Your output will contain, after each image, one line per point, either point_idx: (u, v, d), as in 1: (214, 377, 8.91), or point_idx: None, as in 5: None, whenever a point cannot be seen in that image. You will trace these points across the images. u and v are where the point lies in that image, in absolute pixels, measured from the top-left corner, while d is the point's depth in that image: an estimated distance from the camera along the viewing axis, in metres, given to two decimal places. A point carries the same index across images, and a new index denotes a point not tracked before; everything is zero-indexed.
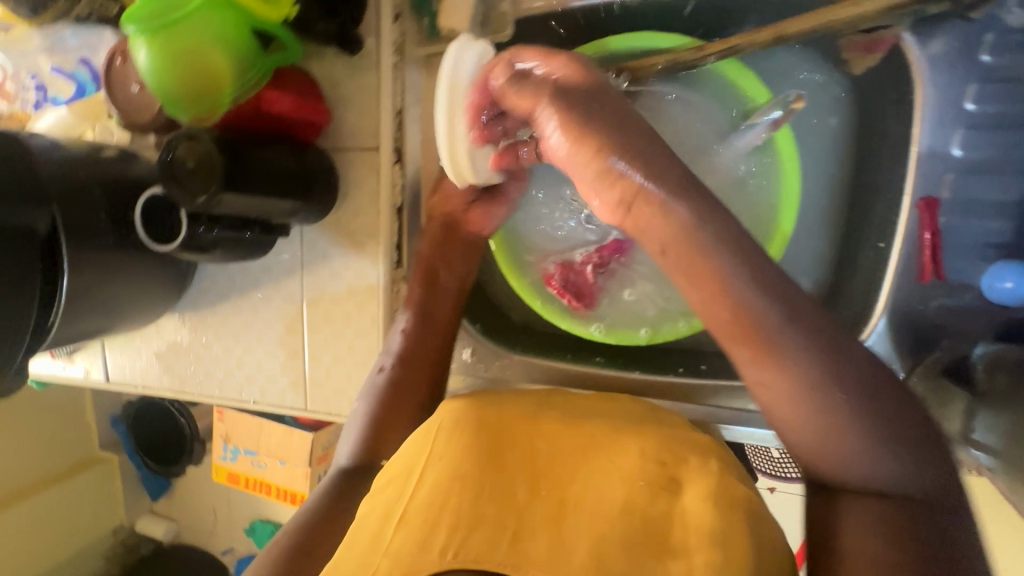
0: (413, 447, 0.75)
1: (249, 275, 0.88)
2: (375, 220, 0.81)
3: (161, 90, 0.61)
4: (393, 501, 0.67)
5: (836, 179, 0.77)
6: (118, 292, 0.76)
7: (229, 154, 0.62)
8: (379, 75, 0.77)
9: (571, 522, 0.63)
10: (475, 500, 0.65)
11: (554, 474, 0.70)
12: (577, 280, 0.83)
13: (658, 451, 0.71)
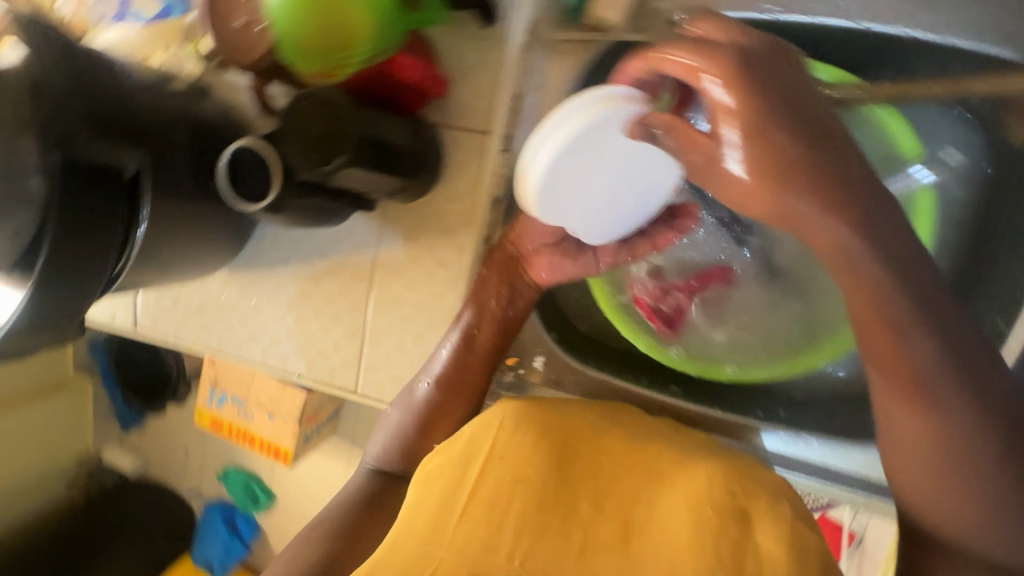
0: (472, 437, 0.71)
1: (316, 243, 0.82)
2: (470, 209, 0.76)
3: (286, 35, 0.55)
4: (447, 497, 0.65)
5: None
6: (183, 245, 0.69)
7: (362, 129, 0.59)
8: (506, 55, 0.70)
9: (636, 551, 0.60)
10: (538, 512, 0.63)
11: (619, 489, 0.66)
12: (669, 305, 0.78)
13: (730, 474, 0.65)
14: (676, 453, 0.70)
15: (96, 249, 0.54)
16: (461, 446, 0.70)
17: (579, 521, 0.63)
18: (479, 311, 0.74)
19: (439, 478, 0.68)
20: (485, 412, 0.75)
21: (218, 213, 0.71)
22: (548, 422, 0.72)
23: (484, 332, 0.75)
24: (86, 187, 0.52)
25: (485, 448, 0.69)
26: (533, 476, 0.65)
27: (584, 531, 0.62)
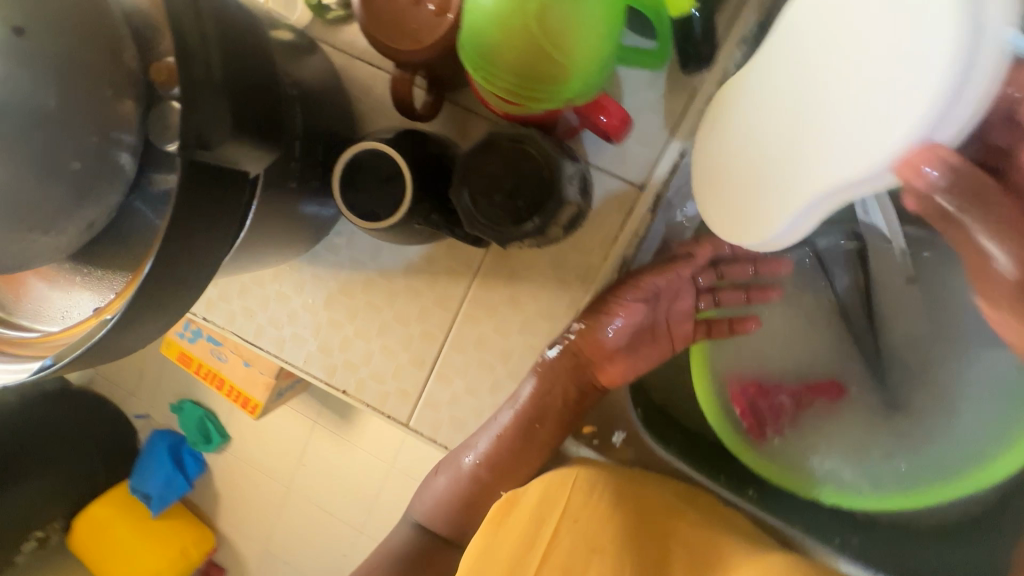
0: (542, 490, 0.63)
1: (402, 256, 0.71)
2: (593, 264, 0.66)
3: (483, 46, 0.43)
4: (520, 551, 0.59)
5: None
6: (268, 244, 0.56)
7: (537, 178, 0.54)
8: (687, 105, 0.60)
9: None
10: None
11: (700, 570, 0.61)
12: (767, 404, 0.73)
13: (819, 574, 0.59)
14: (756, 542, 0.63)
15: (197, 269, 0.38)
16: (532, 498, 0.63)
17: None
18: (537, 412, 0.68)
19: (507, 531, 0.61)
20: (547, 475, 0.66)
21: (309, 209, 0.58)
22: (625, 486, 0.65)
23: (545, 428, 0.69)
24: (207, 196, 0.36)
25: (560, 510, 0.62)
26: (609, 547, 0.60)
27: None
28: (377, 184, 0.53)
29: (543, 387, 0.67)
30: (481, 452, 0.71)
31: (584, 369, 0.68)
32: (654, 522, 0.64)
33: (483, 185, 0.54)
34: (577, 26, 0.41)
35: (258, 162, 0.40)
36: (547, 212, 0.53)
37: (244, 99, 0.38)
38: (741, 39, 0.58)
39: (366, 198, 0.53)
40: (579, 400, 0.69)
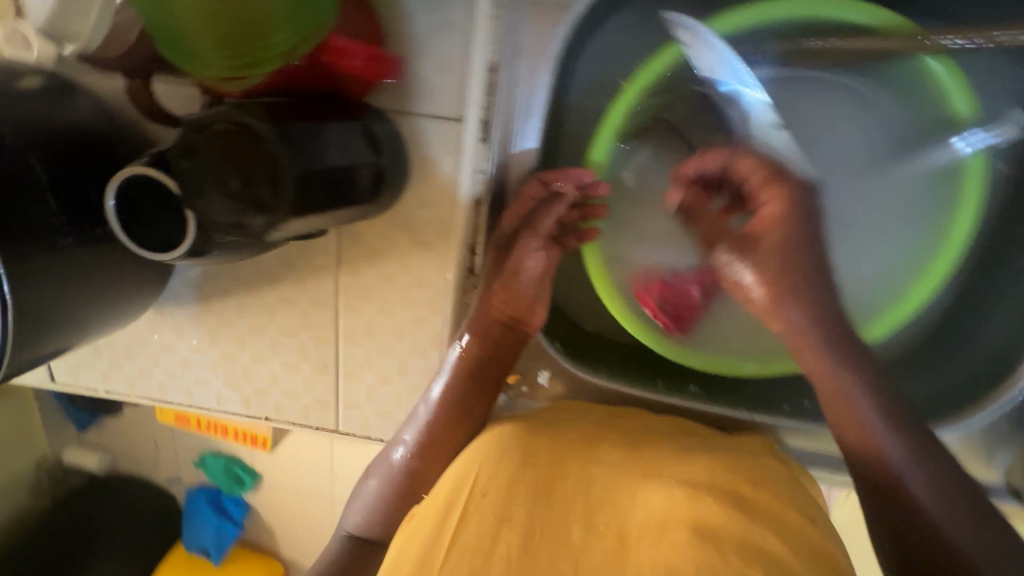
0: (456, 469, 0.65)
1: (259, 268, 0.66)
2: (447, 218, 0.61)
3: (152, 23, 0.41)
4: (435, 530, 0.60)
5: None
6: (80, 305, 0.53)
7: (302, 154, 0.44)
8: (476, 11, 0.52)
9: (632, 560, 0.60)
10: (526, 539, 0.60)
11: (604, 501, 0.65)
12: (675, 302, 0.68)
13: (716, 481, 0.67)
14: (676, 457, 0.70)
15: None
16: (452, 479, 0.64)
17: (568, 556, 0.60)
18: (474, 386, 0.66)
19: (421, 517, 0.63)
20: (467, 447, 0.68)
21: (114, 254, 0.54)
22: (530, 439, 0.69)
23: (478, 401, 0.67)
24: None
25: (471, 483, 0.63)
26: (520, 510, 0.62)
27: (577, 554, 0.60)
28: (161, 212, 0.49)
29: (468, 363, 0.65)
30: (411, 443, 0.66)
31: (508, 329, 0.65)
32: (568, 470, 0.67)
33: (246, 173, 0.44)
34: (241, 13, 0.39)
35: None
36: (276, 208, 0.44)
37: None
38: None
39: (159, 230, 0.49)
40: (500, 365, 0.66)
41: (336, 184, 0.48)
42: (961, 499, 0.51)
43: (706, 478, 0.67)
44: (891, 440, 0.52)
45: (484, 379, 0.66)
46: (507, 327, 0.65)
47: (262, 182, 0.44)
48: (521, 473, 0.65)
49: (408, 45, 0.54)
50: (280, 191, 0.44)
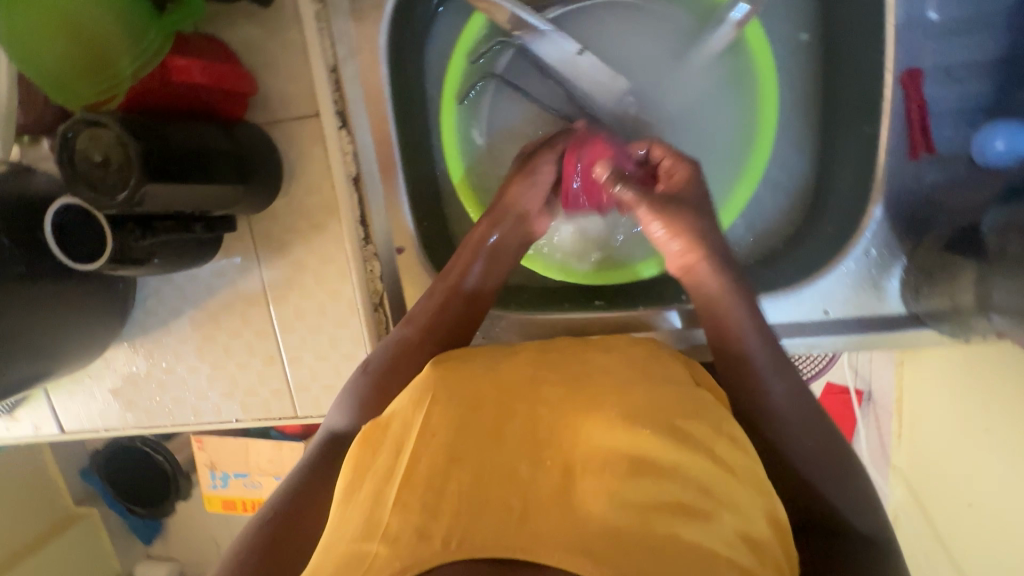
0: (399, 426, 0.55)
1: (199, 283, 0.79)
2: (332, 197, 0.73)
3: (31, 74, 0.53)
4: (378, 487, 0.51)
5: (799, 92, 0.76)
6: (47, 328, 0.66)
7: (143, 132, 0.50)
8: (305, 27, 0.67)
9: (580, 501, 0.48)
10: (478, 476, 0.50)
11: (553, 433, 0.53)
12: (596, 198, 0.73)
13: (669, 405, 0.54)
14: (612, 375, 0.58)
15: None
16: (390, 431, 0.55)
17: (516, 494, 0.49)
18: (432, 324, 0.66)
19: (365, 476, 0.53)
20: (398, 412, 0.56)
21: (67, 282, 0.66)
22: (480, 385, 0.57)
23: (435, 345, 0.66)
24: None
25: (415, 428, 0.54)
26: (468, 447, 0.52)
27: (524, 489, 0.49)
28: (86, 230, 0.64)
29: (440, 308, 0.67)
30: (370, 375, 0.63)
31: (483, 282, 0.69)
32: (517, 409, 0.55)
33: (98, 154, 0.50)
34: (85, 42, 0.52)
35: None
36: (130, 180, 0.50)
37: None
38: None
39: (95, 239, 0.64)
40: (478, 299, 0.69)
41: (196, 169, 0.56)
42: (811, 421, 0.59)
43: (653, 402, 0.55)
44: (772, 380, 0.59)
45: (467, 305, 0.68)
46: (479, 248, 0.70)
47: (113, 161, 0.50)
48: (470, 416, 0.54)
49: (262, 67, 0.69)
50: (129, 164, 0.50)
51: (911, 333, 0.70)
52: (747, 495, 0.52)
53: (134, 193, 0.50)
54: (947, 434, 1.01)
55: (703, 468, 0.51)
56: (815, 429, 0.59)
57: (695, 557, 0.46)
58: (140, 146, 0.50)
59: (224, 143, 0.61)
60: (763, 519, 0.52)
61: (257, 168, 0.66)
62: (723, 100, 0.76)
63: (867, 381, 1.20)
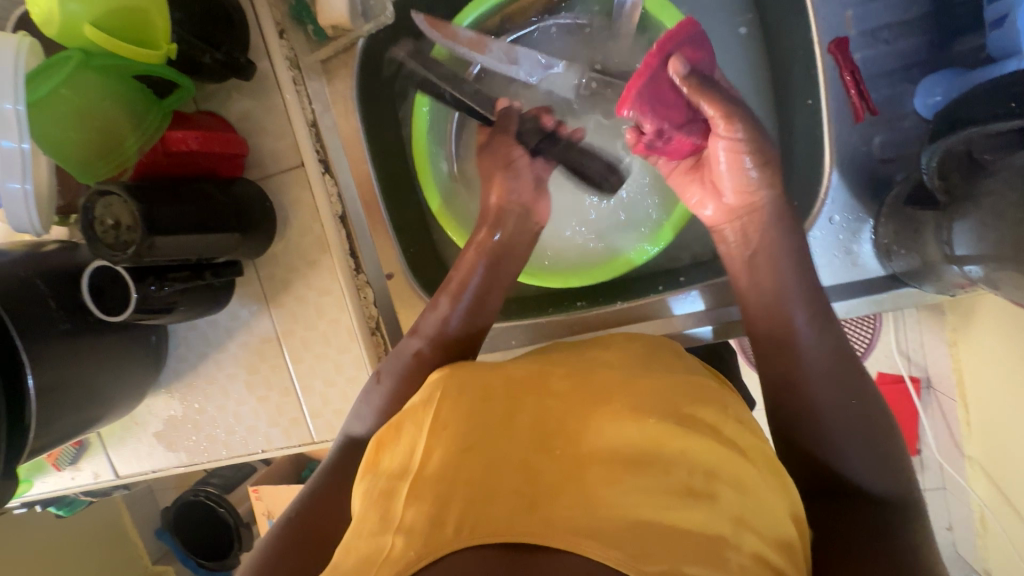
0: (410, 427, 0.56)
1: (219, 327, 0.88)
2: (323, 235, 0.81)
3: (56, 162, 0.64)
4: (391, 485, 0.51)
5: (746, 78, 0.79)
6: (92, 376, 0.76)
7: (144, 196, 0.60)
8: (282, 91, 0.77)
9: (589, 490, 0.48)
10: (489, 466, 0.50)
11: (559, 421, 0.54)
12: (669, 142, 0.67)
13: (669, 396, 0.54)
14: (620, 369, 0.58)
15: None
16: (404, 428, 0.56)
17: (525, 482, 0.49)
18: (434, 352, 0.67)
19: (381, 474, 0.54)
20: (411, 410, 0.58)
21: (104, 336, 0.76)
22: (490, 380, 0.58)
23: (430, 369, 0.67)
24: None
25: (425, 426, 0.55)
26: (477, 441, 0.52)
27: (535, 479, 0.49)
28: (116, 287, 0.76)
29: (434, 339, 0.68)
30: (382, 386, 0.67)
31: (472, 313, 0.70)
32: (526, 401, 0.55)
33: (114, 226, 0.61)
34: (101, 130, 0.63)
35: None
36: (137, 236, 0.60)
37: None
38: (277, 30, 0.76)
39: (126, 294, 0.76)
40: (483, 295, 0.71)
41: (194, 219, 0.65)
42: (844, 386, 0.57)
43: (657, 392, 0.55)
44: (809, 340, 0.58)
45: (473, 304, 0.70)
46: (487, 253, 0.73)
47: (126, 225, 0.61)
48: (480, 409, 0.55)
49: (252, 131, 0.79)
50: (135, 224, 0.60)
51: (888, 295, 0.69)
52: (758, 474, 0.51)
53: (140, 246, 0.59)
54: (1000, 407, 0.93)
55: (714, 451, 0.50)
56: (850, 393, 0.57)
57: (700, 541, 0.45)
58: (142, 207, 0.60)
59: (219, 194, 0.71)
60: (778, 501, 0.51)
61: (253, 213, 0.75)
62: None
63: (924, 367, 1.09)
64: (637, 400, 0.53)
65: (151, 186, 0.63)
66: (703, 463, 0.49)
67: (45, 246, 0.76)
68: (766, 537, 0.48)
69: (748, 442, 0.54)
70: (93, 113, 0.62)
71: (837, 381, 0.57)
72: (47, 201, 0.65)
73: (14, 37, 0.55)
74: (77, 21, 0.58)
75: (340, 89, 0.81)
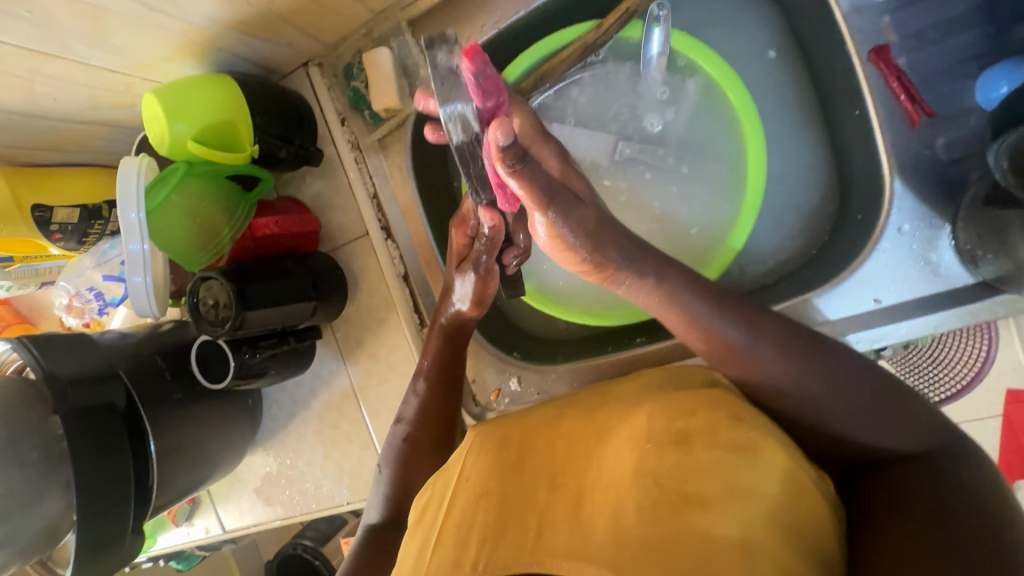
0: (445, 481, 0.63)
1: (305, 387, 0.96)
2: (389, 294, 0.87)
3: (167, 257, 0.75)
4: (425, 537, 0.57)
5: (788, 94, 0.77)
6: (199, 440, 0.84)
7: (234, 274, 0.71)
8: (346, 170, 0.87)
9: (590, 515, 0.50)
10: (501, 506, 0.55)
11: (572, 461, 0.57)
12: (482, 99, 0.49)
13: (673, 412, 0.54)
14: (628, 399, 0.61)
15: (104, 460, 0.67)
16: (436, 486, 0.63)
17: (535, 513, 0.53)
18: (447, 385, 0.76)
19: (416, 531, 0.60)
20: (463, 468, 0.62)
21: (208, 403, 0.86)
22: (507, 431, 0.64)
23: (434, 402, 0.75)
24: (93, 427, 0.67)
25: (464, 474, 0.61)
26: (495, 487, 0.57)
27: (540, 512, 0.52)
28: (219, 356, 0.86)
29: (442, 383, 0.75)
30: (408, 417, 0.75)
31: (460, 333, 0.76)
32: (536, 445, 0.61)
33: (211, 305, 0.72)
34: (206, 220, 0.74)
35: (119, 395, 0.73)
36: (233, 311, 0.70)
37: (102, 378, 0.71)
38: (339, 119, 0.87)
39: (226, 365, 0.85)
40: (451, 376, 0.76)
41: (281, 291, 0.74)
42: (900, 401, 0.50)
43: (652, 412, 0.55)
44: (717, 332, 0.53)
45: (446, 389, 0.75)
46: (450, 339, 0.76)
47: (225, 305, 0.71)
48: (503, 458, 0.61)
49: (323, 208, 0.89)
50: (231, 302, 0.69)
51: (982, 305, 0.62)
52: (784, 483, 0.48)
53: (236, 319, 0.69)
54: None
55: (731, 469, 0.48)
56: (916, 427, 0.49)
57: (700, 549, 0.43)
58: (234, 286, 0.69)
59: (300, 269, 0.79)
60: (817, 498, 0.49)
61: (328, 283, 0.83)
62: (708, 122, 0.77)
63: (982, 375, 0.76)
64: (635, 424, 0.55)
65: (243, 266, 0.73)
66: (720, 480, 0.47)
67: (162, 328, 0.87)
68: (778, 518, 0.46)
69: (751, 435, 0.50)
70: (199, 208, 0.73)
71: (885, 418, 0.50)
72: (163, 287, 0.77)
73: (136, 158, 0.68)
74: (183, 137, 0.70)
75: (396, 161, 0.89)
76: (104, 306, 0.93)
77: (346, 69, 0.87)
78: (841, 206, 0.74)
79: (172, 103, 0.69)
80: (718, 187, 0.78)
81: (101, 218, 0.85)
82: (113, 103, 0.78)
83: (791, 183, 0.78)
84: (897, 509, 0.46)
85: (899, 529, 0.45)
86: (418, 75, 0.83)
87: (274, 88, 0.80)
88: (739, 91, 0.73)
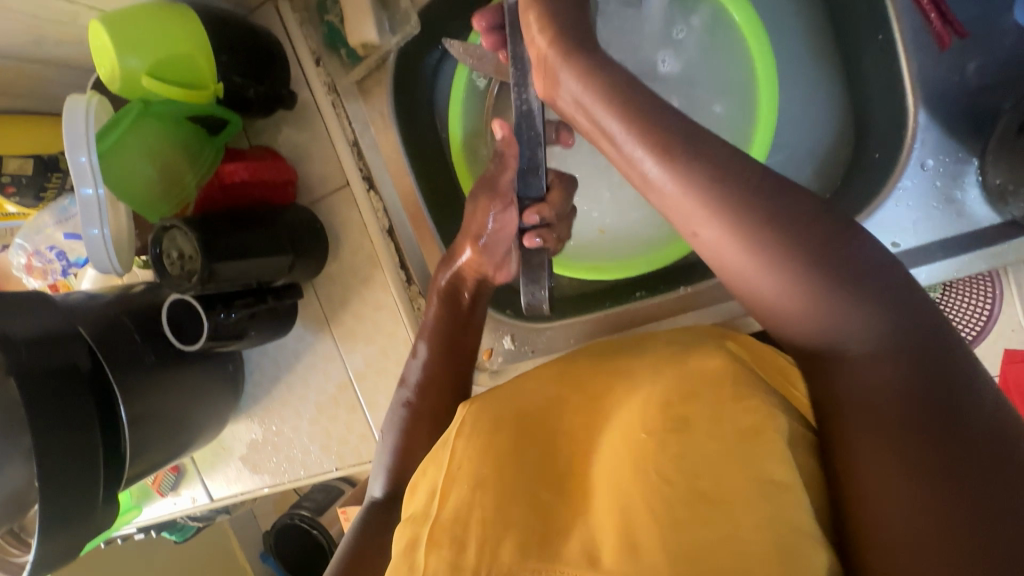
0: (432, 469, 0.54)
1: (288, 351, 0.91)
2: (373, 249, 0.82)
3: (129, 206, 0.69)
4: (413, 531, 0.48)
5: (801, 24, 0.71)
6: (176, 405, 0.80)
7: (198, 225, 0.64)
8: (323, 116, 0.80)
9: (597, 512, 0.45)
10: (502, 491, 0.47)
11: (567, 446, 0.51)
12: None
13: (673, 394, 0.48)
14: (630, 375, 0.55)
15: (68, 425, 0.63)
16: (426, 474, 0.54)
17: (534, 505, 0.47)
18: (451, 347, 0.70)
19: (404, 522, 0.51)
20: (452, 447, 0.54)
21: (184, 368, 0.81)
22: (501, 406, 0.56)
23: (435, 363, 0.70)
24: (54, 391, 0.63)
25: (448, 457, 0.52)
26: (489, 474, 0.48)
27: (541, 504, 0.47)
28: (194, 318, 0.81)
29: (445, 348, 0.70)
30: (414, 381, 0.70)
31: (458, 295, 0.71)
32: (535, 427, 0.54)
33: (179, 264, 0.66)
34: (168, 165, 0.68)
35: (83, 358, 0.68)
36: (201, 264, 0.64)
37: (63, 341, 0.66)
38: (313, 59, 0.80)
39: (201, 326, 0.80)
40: (456, 338, 0.71)
41: (252, 243, 0.69)
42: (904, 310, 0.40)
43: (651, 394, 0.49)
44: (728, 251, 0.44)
45: (450, 349, 0.70)
46: (449, 301, 0.71)
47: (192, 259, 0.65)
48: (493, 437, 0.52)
49: (300, 158, 0.82)
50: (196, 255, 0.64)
51: (1009, 245, 0.57)
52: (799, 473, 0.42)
53: (203, 272, 0.63)
54: None
55: (744, 460, 0.41)
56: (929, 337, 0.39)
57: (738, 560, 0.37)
58: (198, 238, 0.64)
59: (273, 221, 0.73)
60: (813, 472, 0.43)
61: (304, 238, 0.77)
62: (712, 55, 0.71)
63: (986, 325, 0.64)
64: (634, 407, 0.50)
65: (210, 217, 0.67)
66: (743, 479, 0.40)
67: (133, 289, 0.82)
68: (818, 522, 0.39)
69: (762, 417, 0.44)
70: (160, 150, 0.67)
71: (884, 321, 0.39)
72: (127, 242, 0.71)
73: (85, 94, 0.61)
74: (136, 73, 0.63)
75: (377, 105, 0.83)
76: (68, 267, 0.88)
77: (319, 2, 0.79)
78: (856, 145, 0.68)
79: (120, 33, 0.62)
80: (724, 127, 0.72)
81: (58, 170, 0.79)
82: (62, 40, 0.71)
83: (804, 122, 0.72)
84: (877, 442, 0.38)
85: (891, 484, 0.36)
86: (396, 7, 0.76)
87: (238, 20, 0.73)
88: (747, 14, 0.67)
